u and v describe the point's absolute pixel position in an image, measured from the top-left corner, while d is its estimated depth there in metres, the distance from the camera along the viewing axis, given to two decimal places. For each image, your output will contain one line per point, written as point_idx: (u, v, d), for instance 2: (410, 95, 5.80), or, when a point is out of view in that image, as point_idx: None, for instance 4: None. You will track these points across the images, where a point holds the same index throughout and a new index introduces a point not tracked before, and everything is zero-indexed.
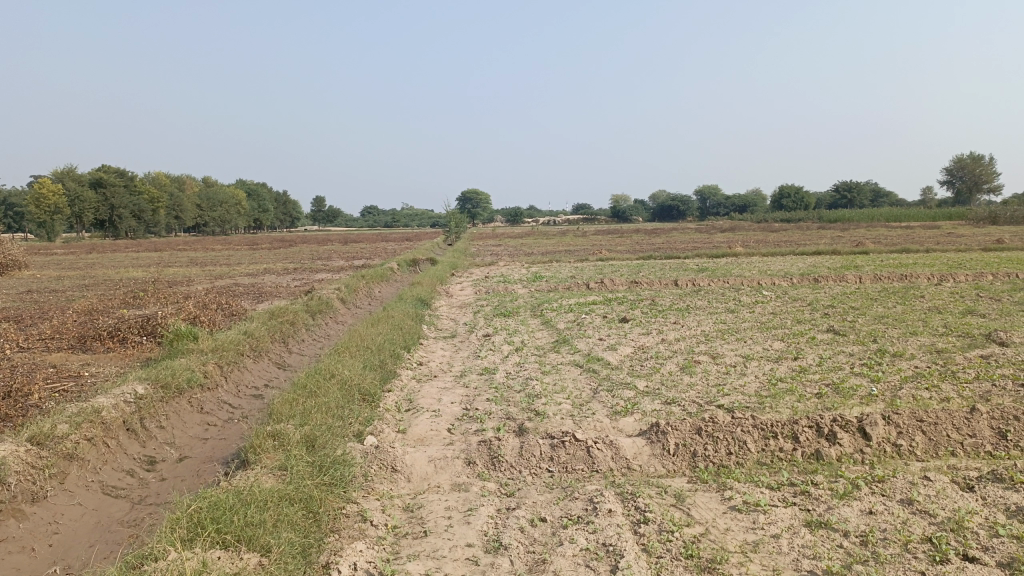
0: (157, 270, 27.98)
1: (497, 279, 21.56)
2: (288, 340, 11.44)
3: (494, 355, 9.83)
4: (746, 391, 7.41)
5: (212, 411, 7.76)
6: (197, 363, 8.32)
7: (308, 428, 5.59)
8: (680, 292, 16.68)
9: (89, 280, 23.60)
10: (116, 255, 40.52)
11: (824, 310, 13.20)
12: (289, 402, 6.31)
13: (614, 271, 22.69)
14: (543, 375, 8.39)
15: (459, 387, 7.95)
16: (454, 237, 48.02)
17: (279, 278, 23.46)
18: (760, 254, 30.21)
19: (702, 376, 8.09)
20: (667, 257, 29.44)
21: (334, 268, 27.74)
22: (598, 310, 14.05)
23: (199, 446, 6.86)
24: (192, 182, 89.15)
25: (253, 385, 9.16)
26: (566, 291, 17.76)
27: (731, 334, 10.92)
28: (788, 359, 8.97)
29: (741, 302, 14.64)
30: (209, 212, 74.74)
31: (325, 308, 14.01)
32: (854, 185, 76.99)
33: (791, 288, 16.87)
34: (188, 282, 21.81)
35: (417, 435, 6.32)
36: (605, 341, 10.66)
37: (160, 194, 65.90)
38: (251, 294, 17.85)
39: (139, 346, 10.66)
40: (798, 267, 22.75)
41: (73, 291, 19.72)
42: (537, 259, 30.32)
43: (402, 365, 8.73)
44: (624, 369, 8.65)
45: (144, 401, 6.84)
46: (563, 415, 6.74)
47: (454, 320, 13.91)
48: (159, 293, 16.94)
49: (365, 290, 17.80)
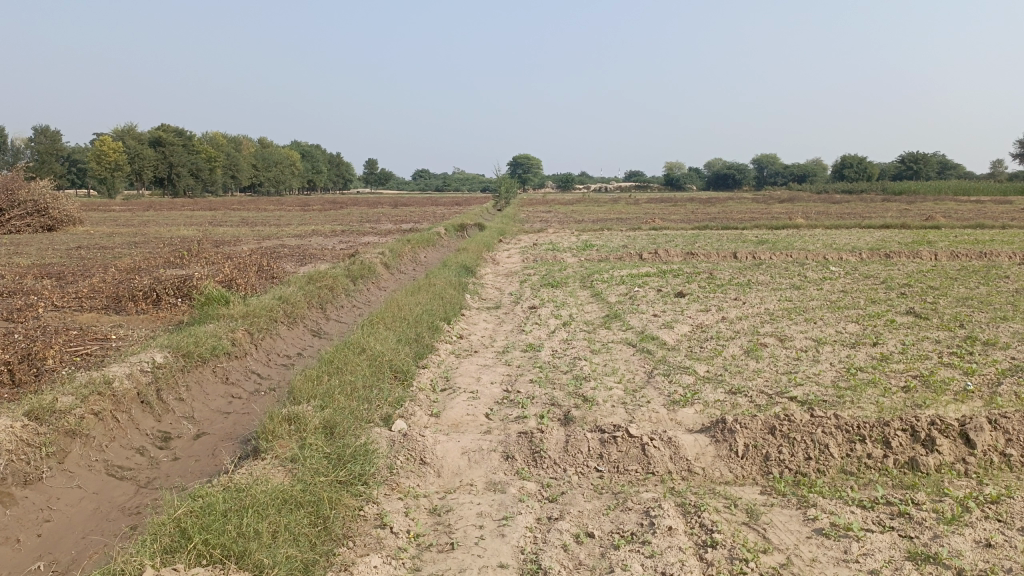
0: (206, 229, 27.98)
1: (546, 247, 20.79)
2: (326, 306, 10.92)
3: (540, 329, 9.15)
4: (822, 382, 6.59)
5: (237, 382, 7.27)
6: (224, 329, 7.83)
7: (330, 411, 5.01)
8: (740, 265, 15.70)
9: (139, 238, 23.59)
10: (171, 214, 40.97)
11: (899, 290, 12.14)
12: (312, 379, 5.75)
13: (667, 241, 21.72)
14: (592, 355, 7.69)
15: (501, 366, 7.31)
16: (504, 203, 47.25)
17: (326, 240, 23.10)
18: (823, 226, 28.71)
19: (770, 363, 7.27)
20: (723, 227, 28.17)
21: (381, 231, 27.34)
22: (652, 282, 13.21)
23: (219, 421, 6.39)
24: (248, 142, 89.99)
25: (284, 354, 8.66)
26: (618, 261, 16.90)
27: (799, 315, 10.02)
28: (866, 346, 8.07)
29: (806, 278, 13.62)
30: (264, 172, 75.30)
31: (367, 273, 13.46)
32: (921, 156, 73.46)
33: (861, 264, 15.72)
34: (234, 243, 21.57)
35: (451, 420, 5.71)
36: (660, 318, 9.89)
37: (216, 153, 66.51)
38: (294, 256, 17.45)
39: (173, 308, 10.26)
40: (865, 241, 21.39)
41: (120, 249, 19.65)
42: (588, 227, 29.40)
43: (440, 338, 8.13)
44: (681, 350, 7.89)
45: (163, 370, 6.38)
46: (614, 403, 6.04)
47: (499, 289, 13.24)
48: (203, 252, 16.64)
49: (409, 255, 17.26)
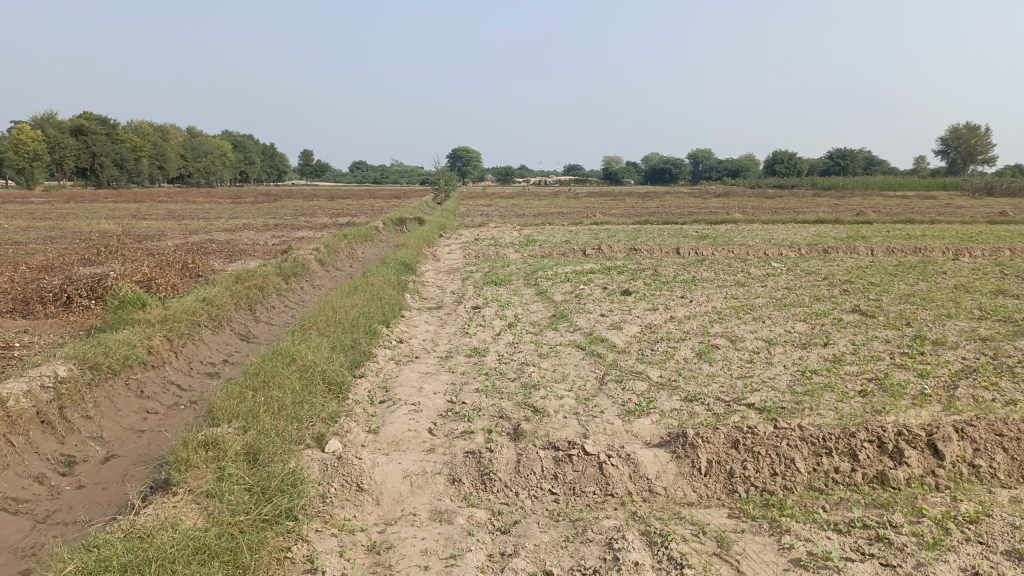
0: (130, 223, 26.59)
1: (488, 242, 20.36)
2: (255, 307, 10.26)
3: (484, 331, 8.73)
4: (778, 387, 6.36)
5: (154, 395, 6.63)
6: (140, 337, 7.16)
7: (254, 434, 4.48)
8: (684, 261, 15.56)
9: (55, 232, 22.19)
10: (93, 206, 38.90)
11: (842, 287, 12.15)
12: (235, 397, 5.19)
13: (609, 237, 21.56)
14: (540, 360, 7.31)
15: (444, 373, 6.86)
16: (444, 196, 46.62)
17: (258, 235, 22.15)
18: (760, 221, 29.09)
19: (724, 366, 7.01)
20: (663, 222, 28.21)
21: (317, 225, 26.44)
22: (597, 280, 12.93)
23: (132, 441, 5.76)
24: (177, 132, 86.74)
25: (208, 361, 8.01)
26: (561, 258, 16.61)
27: (747, 313, 9.84)
28: (817, 346, 7.90)
29: (750, 274, 13.54)
30: (194, 163, 72.65)
31: (300, 270, 12.79)
32: (848, 152, 75.77)
33: (801, 260, 15.80)
34: (160, 238, 20.48)
35: (391, 437, 5.24)
36: (608, 317, 9.58)
37: (143, 143, 63.77)
38: (223, 252, 16.58)
39: (86, 311, 9.45)
40: (802, 237, 21.65)
41: (33, 245, 18.37)
42: (530, 221, 29.07)
43: (378, 343, 7.63)
44: (632, 353, 7.58)
45: (67, 385, 5.71)
46: (566, 415, 5.68)
47: (441, 288, 12.76)
48: (123, 249, 15.65)
49: (346, 251, 16.60)
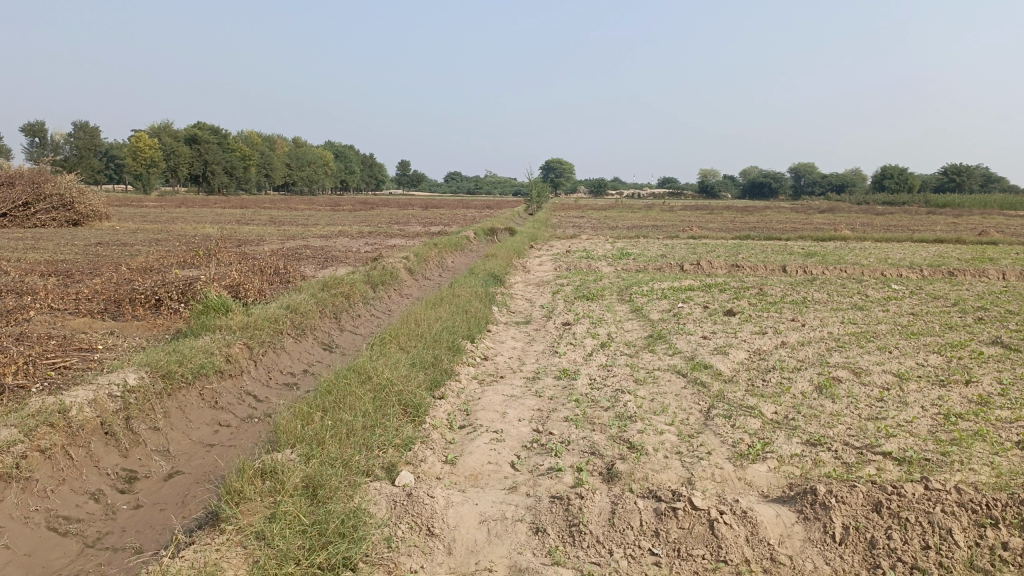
0: (232, 227, 27.30)
1: (580, 254, 19.73)
2: (340, 315, 9.97)
3: (575, 351, 8.10)
4: (917, 434, 5.48)
5: (228, 406, 6.34)
6: (218, 343, 6.90)
7: (317, 464, 4.02)
8: (792, 280, 14.47)
9: (162, 235, 22.95)
10: (201, 210, 40.46)
11: (975, 314, 10.88)
12: (303, 418, 4.77)
13: (708, 252, 20.56)
14: (637, 387, 6.63)
15: (532, 397, 6.28)
16: (536, 207, 46.29)
17: (352, 242, 22.26)
18: (873, 239, 27.26)
19: (850, 405, 6.13)
20: (766, 238, 26.83)
21: (410, 234, 26.49)
22: (697, 298, 12.10)
23: (198, 456, 5.44)
24: (282, 141, 90.12)
25: (288, 371, 7.71)
26: (657, 273, 15.79)
27: (869, 342, 8.83)
28: (958, 385, 6.87)
29: (867, 297, 12.38)
30: (298, 171, 75.19)
31: (388, 279, 12.52)
32: (965, 168, 71.05)
33: (924, 283, 14.44)
34: (257, 242, 20.83)
35: (469, 471, 4.69)
36: (711, 340, 8.78)
37: (250, 151, 66.43)
38: (315, 258, 16.58)
39: (173, 315, 9.39)
40: (921, 256, 20.00)
41: (139, 246, 18.94)
42: (624, 234, 28.28)
43: (461, 359, 7.13)
44: (741, 383, 6.80)
45: (135, 395, 5.45)
46: (667, 455, 4.99)
47: (530, 301, 12.21)
48: (220, 252, 15.84)
49: (436, 260, 16.33)
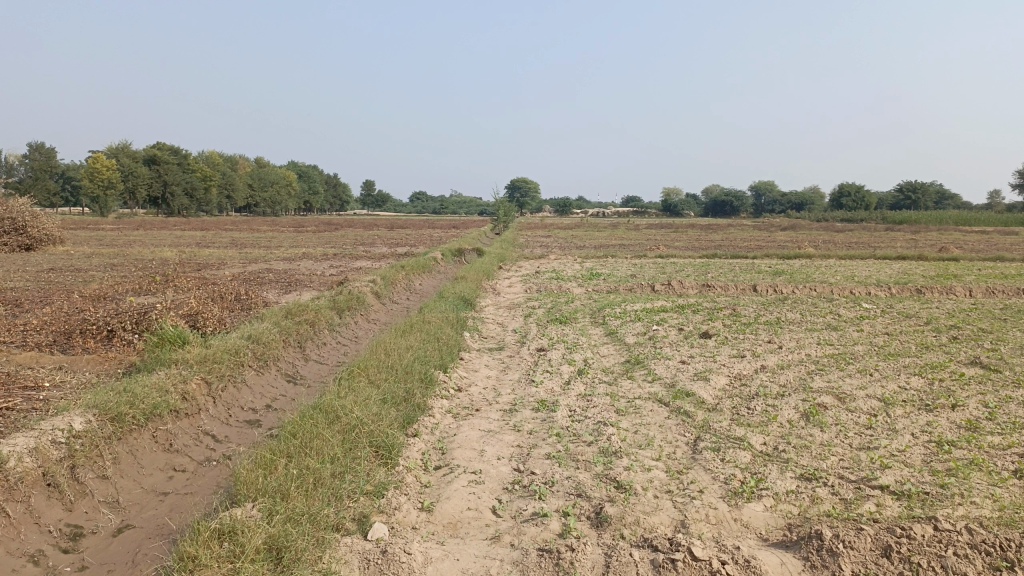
0: (192, 251, 26.54)
1: (550, 275, 19.50)
2: (305, 345, 9.56)
3: (552, 379, 7.81)
4: (913, 464, 5.27)
5: (183, 449, 5.92)
6: (174, 379, 6.47)
7: (281, 522, 3.65)
8: (764, 300, 14.39)
9: (118, 259, 22.17)
10: (160, 233, 39.46)
11: (949, 333, 10.84)
12: (266, 466, 4.40)
13: (677, 271, 20.48)
14: (619, 418, 6.35)
15: (510, 432, 5.97)
16: (502, 227, 46.14)
17: (316, 265, 21.75)
18: (837, 256, 27.50)
19: (839, 434, 5.91)
20: (733, 256, 26.91)
21: (375, 255, 26.02)
22: (672, 320, 11.91)
23: (150, 507, 5.01)
24: (245, 162, 88.95)
25: (249, 407, 7.28)
26: (629, 294, 15.61)
27: (850, 364, 8.68)
28: (945, 409, 6.71)
29: (841, 317, 12.31)
30: (261, 192, 74.12)
31: (355, 304, 12.12)
32: (920, 185, 72.71)
33: (893, 301, 14.46)
34: (218, 266, 20.21)
35: (447, 519, 4.36)
36: (690, 365, 8.56)
37: (212, 172, 65.31)
38: (278, 283, 16.07)
39: (127, 348, 8.88)
40: (887, 273, 20.17)
41: (94, 272, 18.24)
42: (591, 253, 28.18)
43: (434, 391, 6.79)
44: (726, 411, 6.56)
45: (82, 441, 5.01)
46: (657, 495, 4.70)
47: (502, 326, 11.90)
48: (178, 277, 15.26)
49: (403, 283, 15.95)
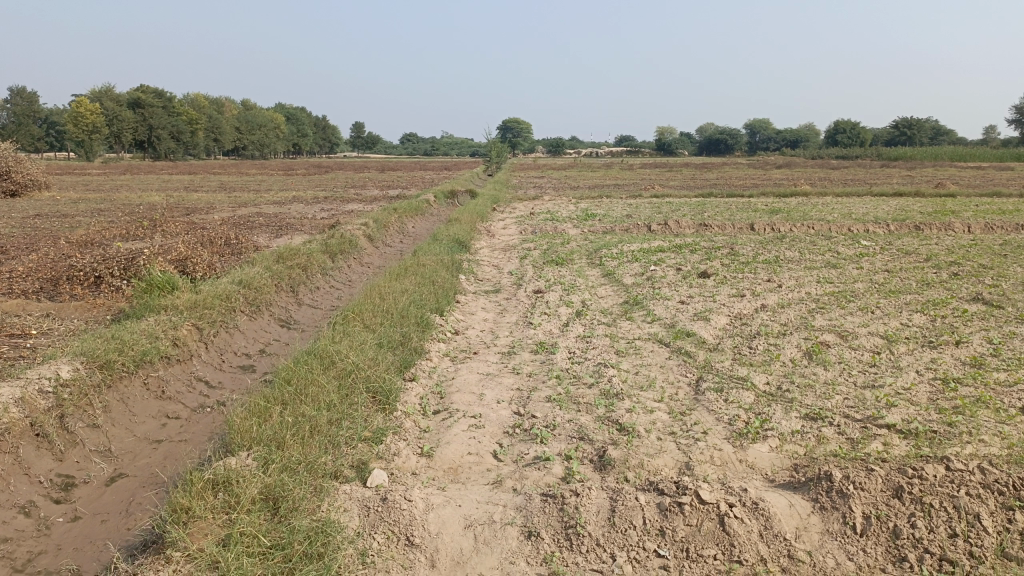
0: (180, 195, 26.07)
1: (545, 216, 19.25)
2: (297, 289, 9.38)
3: (550, 321, 7.68)
4: (919, 403, 5.20)
5: (176, 396, 5.80)
6: (164, 326, 6.31)
7: (277, 473, 3.54)
8: (761, 239, 14.21)
9: (105, 204, 21.75)
10: (146, 177, 38.77)
11: (950, 270, 10.72)
12: (260, 414, 4.27)
13: (673, 210, 20.23)
14: (620, 359, 6.24)
15: (510, 375, 5.86)
16: (495, 168, 45.57)
17: (307, 208, 21.39)
18: (834, 193, 27.25)
19: (844, 373, 5.83)
20: (728, 194, 26.63)
21: (366, 198, 25.62)
22: (669, 260, 11.75)
23: (143, 455, 4.91)
24: (231, 104, 87.15)
25: (242, 353, 7.15)
26: (625, 234, 15.42)
27: (851, 302, 8.57)
28: (949, 346, 6.63)
29: (840, 254, 12.16)
30: (249, 135, 72.83)
31: (348, 248, 11.90)
32: (915, 121, 71.84)
33: (892, 238, 14.32)
34: (207, 210, 19.85)
35: (448, 464, 4.26)
36: (690, 305, 8.44)
37: (198, 115, 63.96)
38: (269, 227, 15.79)
39: (116, 294, 8.68)
40: (884, 211, 19.97)
41: (80, 218, 17.88)
42: (586, 194, 27.83)
43: (431, 335, 6.67)
44: (727, 351, 6.46)
45: (70, 390, 4.88)
46: (661, 436, 4.61)
47: (497, 268, 11.72)
48: (166, 222, 14.96)
49: (396, 226, 15.70)
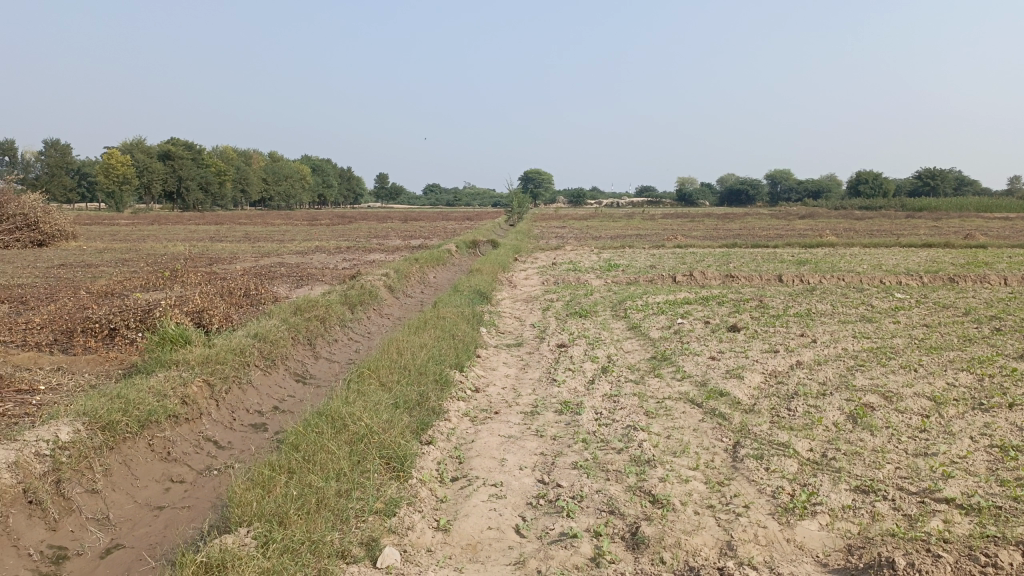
0: (205, 245, 26.23)
1: (567, 267, 19.00)
2: (314, 342, 9.15)
3: (575, 378, 7.33)
4: (979, 473, 4.77)
5: (181, 458, 5.52)
6: (173, 382, 6.07)
7: (277, 556, 3.22)
8: (791, 291, 13.82)
9: (129, 254, 21.85)
10: (173, 227, 39.18)
11: (992, 325, 10.25)
12: (264, 484, 3.96)
13: (698, 261, 19.91)
14: (650, 421, 5.87)
15: (533, 438, 5.51)
16: (517, 219, 45.65)
17: (329, 258, 21.35)
18: (862, 243, 26.80)
19: (892, 439, 5.41)
20: (754, 245, 26.29)
21: (388, 248, 25.61)
22: (697, 313, 11.40)
23: (142, 524, 4.60)
24: (258, 156, 88.77)
25: (254, 410, 6.88)
26: (650, 285, 15.10)
27: (891, 359, 8.14)
28: (1003, 409, 6.18)
29: (874, 308, 11.73)
30: (275, 186, 73.97)
31: (367, 299, 11.70)
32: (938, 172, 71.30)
33: (926, 291, 13.85)
34: (229, 261, 19.84)
35: (466, 540, 3.91)
36: (721, 361, 8.06)
37: (226, 166, 65.12)
38: (289, 277, 15.67)
39: (129, 347, 8.49)
40: (915, 262, 19.52)
41: (104, 268, 17.92)
42: (609, 244, 27.63)
43: (450, 393, 6.35)
44: (764, 413, 6.07)
45: (69, 452, 4.61)
46: (698, 511, 4.23)
47: (519, 320, 11.43)
48: (187, 272, 14.89)
49: (417, 277, 15.51)
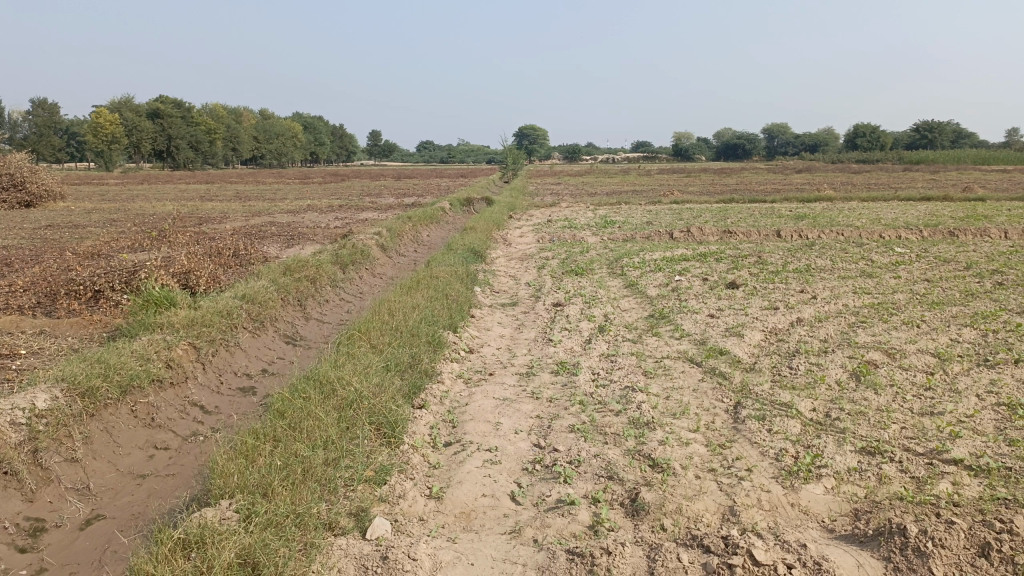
0: (195, 204, 25.84)
1: (562, 224, 18.75)
2: (305, 303, 8.95)
3: (572, 338, 7.16)
4: (987, 433, 4.63)
5: (166, 424, 5.36)
6: (157, 345, 5.88)
7: (259, 531, 3.06)
8: (790, 246, 13.62)
9: (118, 215, 21.50)
10: (163, 187, 38.62)
11: (994, 279, 10.09)
12: (248, 453, 3.80)
13: (695, 217, 19.65)
14: (649, 382, 5.72)
15: (529, 401, 5.35)
16: (511, 176, 45.14)
17: (321, 217, 21.03)
18: (860, 197, 26.54)
19: (897, 398, 5.27)
20: (751, 200, 26.02)
21: (381, 206, 25.23)
22: (695, 269, 11.21)
23: (124, 494, 4.45)
24: (249, 113, 87.42)
25: (243, 373, 6.71)
26: (646, 242, 14.90)
27: (894, 315, 7.99)
28: (1008, 365, 6.04)
29: (874, 263, 11.55)
30: (266, 144, 73.00)
31: (360, 258, 11.48)
32: (936, 125, 70.62)
33: (926, 245, 13.67)
34: (220, 220, 19.51)
35: (460, 508, 3.77)
36: (720, 319, 7.90)
37: (216, 124, 64.12)
38: (280, 236, 15.40)
39: (115, 309, 8.29)
40: (914, 216, 19.31)
41: (92, 228, 17.60)
42: (605, 201, 27.31)
43: (443, 355, 6.18)
44: (766, 372, 5.92)
45: (46, 421, 4.44)
46: (699, 474, 4.09)
47: (514, 279, 11.23)
48: (176, 233, 14.60)
49: (410, 235, 15.26)
